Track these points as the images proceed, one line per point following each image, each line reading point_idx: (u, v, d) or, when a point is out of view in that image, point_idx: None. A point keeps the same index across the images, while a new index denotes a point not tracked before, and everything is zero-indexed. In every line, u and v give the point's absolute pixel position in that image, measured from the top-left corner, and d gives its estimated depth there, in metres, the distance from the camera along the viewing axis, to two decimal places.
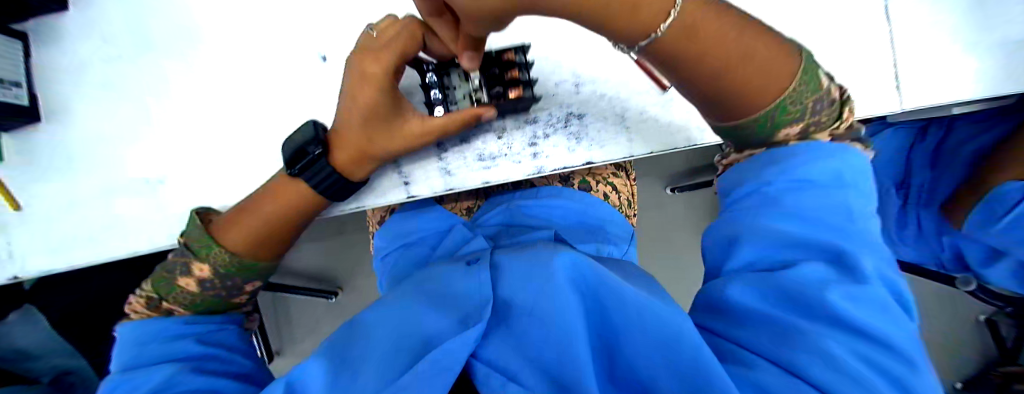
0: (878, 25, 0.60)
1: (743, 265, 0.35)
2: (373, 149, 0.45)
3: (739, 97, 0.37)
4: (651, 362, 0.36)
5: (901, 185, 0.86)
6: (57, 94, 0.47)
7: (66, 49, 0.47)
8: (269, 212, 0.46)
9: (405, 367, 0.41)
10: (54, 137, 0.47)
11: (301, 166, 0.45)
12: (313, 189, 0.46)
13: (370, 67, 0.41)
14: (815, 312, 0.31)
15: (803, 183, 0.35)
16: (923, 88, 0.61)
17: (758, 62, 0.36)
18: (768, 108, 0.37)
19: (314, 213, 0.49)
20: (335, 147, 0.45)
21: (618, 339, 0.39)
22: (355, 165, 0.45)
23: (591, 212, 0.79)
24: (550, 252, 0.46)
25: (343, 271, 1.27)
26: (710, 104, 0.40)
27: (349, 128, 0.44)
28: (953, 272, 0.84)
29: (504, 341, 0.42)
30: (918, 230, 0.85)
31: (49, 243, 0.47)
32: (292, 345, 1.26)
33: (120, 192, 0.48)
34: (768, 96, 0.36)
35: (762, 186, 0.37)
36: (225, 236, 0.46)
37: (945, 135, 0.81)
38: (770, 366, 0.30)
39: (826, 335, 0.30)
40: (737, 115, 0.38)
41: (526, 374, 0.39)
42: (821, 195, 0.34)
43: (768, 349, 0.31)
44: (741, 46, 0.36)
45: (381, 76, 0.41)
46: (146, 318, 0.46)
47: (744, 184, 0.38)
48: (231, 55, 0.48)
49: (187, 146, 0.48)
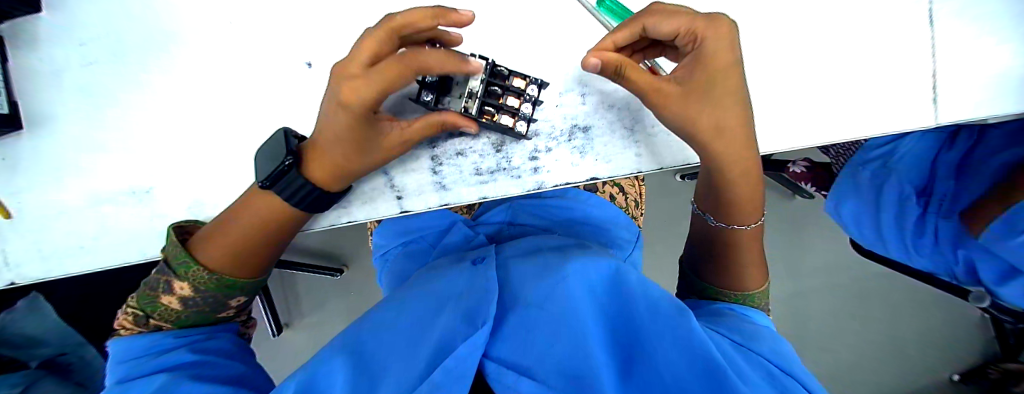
0: (917, 33, 0.55)
1: (733, 327, 0.49)
2: (352, 167, 0.43)
3: (737, 278, 0.59)
4: (668, 347, 0.41)
5: (923, 192, 0.79)
6: (40, 99, 0.45)
7: (47, 53, 0.45)
8: (245, 222, 0.45)
9: (420, 377, 0.39)
10: (40, 144, 0.46)
11: (273, 178, 0.42)
12: (286, 202, 0.44)
13: (353, 92, 0.37)
14: (782, 354, 0.45)
15: (747, 311, 0.55)
16: (963, 103, 0.55)
17: (752, 267, 0.60)
18: (745, 293, 0.59)
19: (292, 226, 0.48)
20: (310, 159, 0.43)
21: (640, 340, 0.43)
22: (332, 179, 0.43)
23: (597, 214, 0.75)
24: (559, 260, 0.51)
25: (347, 249, 1.29)
26: (715, 273, 0.60)
27: (327, 144, 0.41)
28: (965, 284, 0.80)
29: (516, 336, 0.43)
30: (935, 239, 0.77)
31: (42, 251, 0.47)
32: (301, 319, 1.28)
33: (111, 201, 0.47)
34: (749, 289, 0.60)
35: (731, 304, 0.56)
36: (200, 249, 0.44)
37: (978, 140, 0.74)
38: (765, 364, 0.42)
39: (794, 363, 0.44)
40: (732, 290, 0.59)
41: (545, 373, 0.39)
42: (763, 315, 0.55)
43: (764, 361, 0.43)
44: (756, 257, 0.60)
45: (368, 103, 0.37)
46: (133, 334, 0.46)
47: (716, 304, 0.57)
48: (222, 62, 0.46)
49: (175, 154, 0.47)
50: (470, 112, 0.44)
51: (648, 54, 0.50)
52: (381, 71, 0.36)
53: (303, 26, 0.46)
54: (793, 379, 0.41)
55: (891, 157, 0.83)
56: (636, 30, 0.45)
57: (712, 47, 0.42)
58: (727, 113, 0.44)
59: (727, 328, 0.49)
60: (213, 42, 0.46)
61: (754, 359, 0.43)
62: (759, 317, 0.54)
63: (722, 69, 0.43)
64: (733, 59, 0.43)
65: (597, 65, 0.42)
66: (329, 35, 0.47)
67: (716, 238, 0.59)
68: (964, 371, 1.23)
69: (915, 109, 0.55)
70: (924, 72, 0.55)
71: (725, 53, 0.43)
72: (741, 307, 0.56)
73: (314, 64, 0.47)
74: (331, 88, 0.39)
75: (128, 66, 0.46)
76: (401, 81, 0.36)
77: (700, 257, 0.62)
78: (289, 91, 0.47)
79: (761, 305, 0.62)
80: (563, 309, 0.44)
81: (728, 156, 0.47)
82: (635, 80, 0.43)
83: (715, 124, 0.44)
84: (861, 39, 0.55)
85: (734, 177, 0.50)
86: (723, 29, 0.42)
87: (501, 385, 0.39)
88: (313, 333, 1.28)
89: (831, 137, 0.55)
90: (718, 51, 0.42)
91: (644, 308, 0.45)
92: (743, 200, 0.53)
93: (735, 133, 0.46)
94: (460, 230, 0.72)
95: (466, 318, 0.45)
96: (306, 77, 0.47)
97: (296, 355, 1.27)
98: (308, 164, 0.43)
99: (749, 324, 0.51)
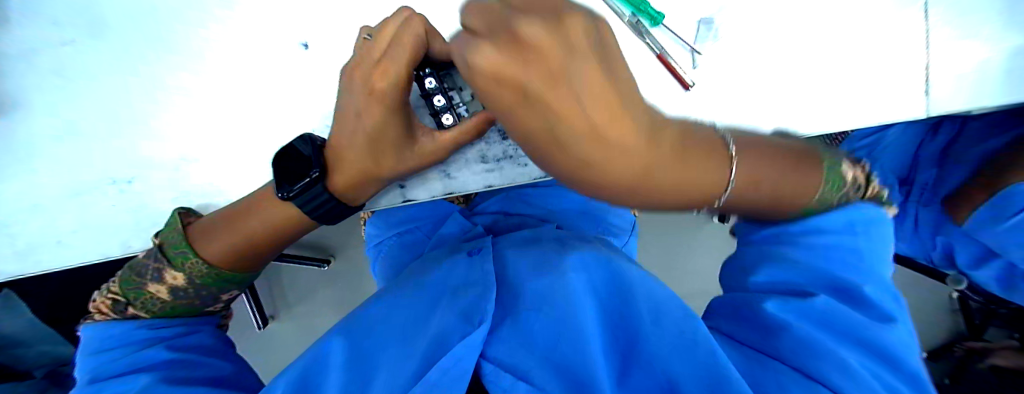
0: (916, 22, 0.55)
1: (767, 282, 0.39)
2: (379, 170, 0.40)
3: (768, 210, 0.39)
4: (661, 351, 0.39)
5: (905, 181, 0.82)
6: (4, 83, 0.42)
7: (11, 32, 0.42)
8: (254, 227, 0.43)
9: (411, 373, 0.39)
10: (7, 132, 0.43)
11: (298, 188, 0.41)
12: (302, 210, 0.43)
13: (377, 82, 0.34)
14: (839, 329, 0.35)
15: (815, 228, 0.39)
16: (957, 93, 0.56)
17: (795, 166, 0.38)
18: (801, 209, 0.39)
19: (306, 228, 0.47)
20: (335, 168, 0.41)
21: (640, 338, 0.41)
22: (357, 188, 0.42)
23: (594, 203, 0.75)
24: (557, 254, 0.50)
25: (333, 239, 1.25)
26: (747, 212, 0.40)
27: (351, 150, 0.39)
28: (942, 268, 0.82)
29: (510, 337, 0.42)
30: (914, 226, 0.81)
31: (15, 247, 0.44)
32: (287, 311, 1.26)
33: (89, 193, 0.44)
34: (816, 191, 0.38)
35: (783, 233, 0.41)
36: (208, 250, 0.43)
37: (961, 130, 0.76)
38: (791, 370, 0.34)
39: (842, 349, 0.34)
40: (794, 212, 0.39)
41: (540, 375, 0.39)
42: (834, 236, 0.39)
43: (794, 357, 0.34)
44: (775, 188, 0.36)
45: (395, 94, 0.34)
46: (109, 321, 0.44)
47: (764, 227, 0.42)
48: (203, 39, 0.43)
49: (156, 142, 0.44)
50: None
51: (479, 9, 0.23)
52: (395, 51, 0.32)
53: (299, 4, 0.43)
54: (820, 389, 0.31)
55: (877, 145, 0.83)
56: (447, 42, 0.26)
57: (481, 82, 0.20)
58: (626, 174, 0.25)
59: (764, 286, 0.40)
60: (198, 18, 0.43)
61: (771, 364, 0.35)
62: (837, 239, 0.38)
63: (542, 134, 0.22)
64: (528, 93, 0.20)
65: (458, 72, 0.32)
66: (326, 13, 0.44)
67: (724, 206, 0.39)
68: None
69: (912, 100, 0.56)
70: (921, 61, 0.55)
71: (511, 93, 0.20)
72: (787, 231, 0.40)
73: (310, 46, 0.44)
74: (354, 82, 0.35)
75: (100, 45, 0.43)
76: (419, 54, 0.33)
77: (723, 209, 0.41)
78: (282, 73, 0.44)
79: (837, 200, 0.39)
80: (563, 307, 0.43)
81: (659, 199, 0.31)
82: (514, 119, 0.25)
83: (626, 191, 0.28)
84: (864, 29, 0.55)
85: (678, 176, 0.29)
86: (489, 61, 0.19)
87: (495, 386, 0.38)
88: (299, 325, 1.25)
89: (832, 127, 0.55)
90: (491, 89, 0.20)
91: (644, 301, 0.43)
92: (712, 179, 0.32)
93: (651, 183, 0.28)
94: (457, 221, 0.70)
95: (463, 316, 0.44)
96: (301, 59, 0.44)
97: (282, 347, 1.25)
98: (331, 172, 0.41)
99: (799, 276, 0.38)
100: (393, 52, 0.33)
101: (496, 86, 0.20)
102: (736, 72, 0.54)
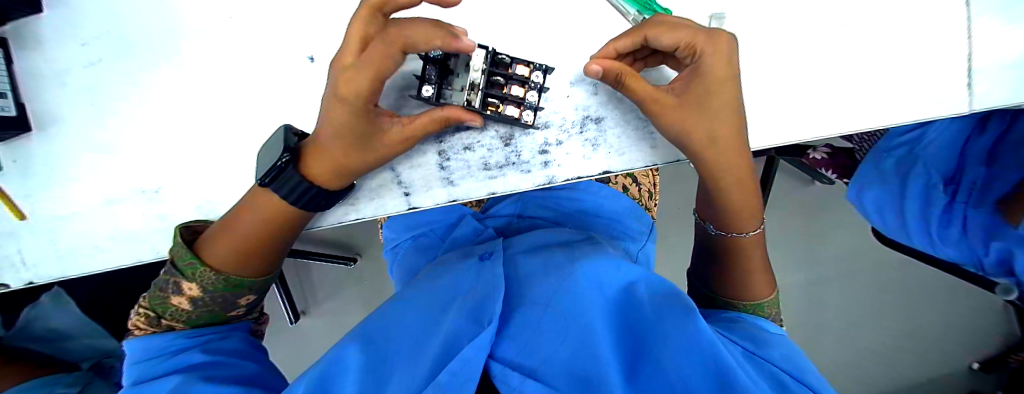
0: (950, 11, 0.51)
1: (750, 330, 0.46)
2: (351, 164, 0.42)
3: (745, 279, 0.54)
4: (672, 351, 0.37)
5: (952, 180, 0.75)
6: (42, 101, 0.45)
7: (46, 53, 0.45)
8: (246, 232, 0.45)
9: (424, 380, 0.38)
10: (47, 147, 0.46)
11: (271, 176, 0.42)
12: (284, 200, 0.44)
13: (347, 88, 0.36)
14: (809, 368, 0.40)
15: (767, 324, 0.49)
16: (1000, 86, 0.51)
17: (765, 271, 0.56)
18: (756, 302, 0.54)
19: (296, 225, 0.47)
20: (310, 158, 0.42)
21: (651, 343, 0.39)
22: (333, 177, 0.43)
23: (608, 207, 0.73)
24: (567, 260, 0.49)
25: (359, 239, 1.29)
26: (736, 272, 0.55)
27: (326, 141, 0.41)
28: (993, 275, 0.73)
29: (517, 339, 0.41)
30: (964, 229, 0.73)
31: (58, 251, 0.48)
32: (317, 307, 1.29)
33: (120, 202, 0.47)
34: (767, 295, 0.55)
35: (731, 313, 0.51)
36: (209, 253, 0.45)
37: (1010, 127, 0.68)
38: (784, 374, 0.38)
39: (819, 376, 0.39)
40: (745, 299, 0.54)
41: (549, 374, 0.37)
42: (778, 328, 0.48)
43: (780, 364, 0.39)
44: (761, 265, 0.55)
45: (364, 95, 0.36)
46: (146, 335, 0.46)
47: (725, 313, 0.52)
48: (219, 54, 0.46)
49: (176, 153, 0.47)
50: (475, 105, 0.43)
51: (649, 63, 0.48)
52: (372, 52, 0.35)
53: (306, 18, 0.46)
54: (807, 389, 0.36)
55: (918, 143, 0.77)
56: (638, 39, 0.43)
57: (709, 63, 0.41)
58: (718, 124, 0.43)
59: (745, 329, 0.46)
60: (213, 37, 0.46)
61: (765, 364, 0.39)
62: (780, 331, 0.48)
63: (717, 83, 0.42)
64: (729, 71, 0.42)
65: (598, 72, 0.41)
66: (330, 26, 0.46)
67: (720, 248, 0.55)
68: (983, 360, 1.24)
69: (949, 96, 0.52)
70: (955, 53, 0.52)
71: (722, 66, 0.42)
72: (743, 316, 0.50)
73: (317, 59, 0.46)
74: (330, 82, 0.38)
75: (126, 64, 0.46)
76: (391, 60, 0.35)
77: (723, 260, 0.56)
78: (291, 85, 0.46)
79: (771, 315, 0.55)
80: (564, 315, 0.42)
81: (721, 164, 0.46)
82: (636, 89, 0.42)
83: (709, 133, 0.43)
84: (893, 21, 0.51)
85: (739, 191, 0.49)
86: (668, 39, 0.41)
87: (506, 388, 0.37)
88: (330, 321, 1.29)
89: (862, 126, 0.52)
90: (716, 65, 0.41)
91: (650, 302, 0.43)
92: (745, 225, 0.52)
93: (730, 140, 0.44)
94: (468, 224, 0.71)
95: (472, 316, 0.44)
96: (308, 71, 0.46)
97: (312, 343, 1.29)
98: (308, 164, 0.42)
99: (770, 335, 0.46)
100: (367, 55, 0.35)
101: (712, 45, 0.41)
102: (768, 72, 0.50)
